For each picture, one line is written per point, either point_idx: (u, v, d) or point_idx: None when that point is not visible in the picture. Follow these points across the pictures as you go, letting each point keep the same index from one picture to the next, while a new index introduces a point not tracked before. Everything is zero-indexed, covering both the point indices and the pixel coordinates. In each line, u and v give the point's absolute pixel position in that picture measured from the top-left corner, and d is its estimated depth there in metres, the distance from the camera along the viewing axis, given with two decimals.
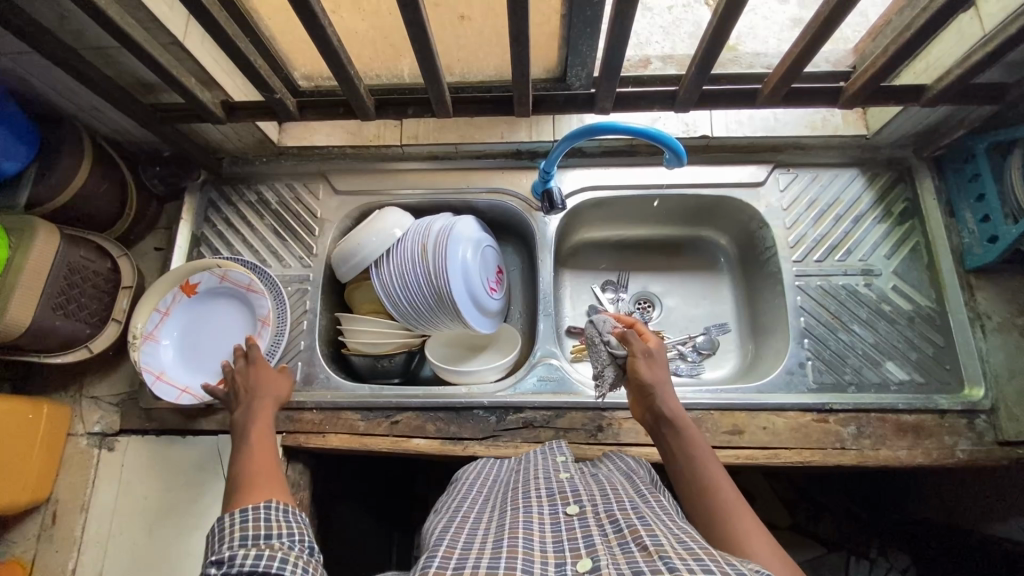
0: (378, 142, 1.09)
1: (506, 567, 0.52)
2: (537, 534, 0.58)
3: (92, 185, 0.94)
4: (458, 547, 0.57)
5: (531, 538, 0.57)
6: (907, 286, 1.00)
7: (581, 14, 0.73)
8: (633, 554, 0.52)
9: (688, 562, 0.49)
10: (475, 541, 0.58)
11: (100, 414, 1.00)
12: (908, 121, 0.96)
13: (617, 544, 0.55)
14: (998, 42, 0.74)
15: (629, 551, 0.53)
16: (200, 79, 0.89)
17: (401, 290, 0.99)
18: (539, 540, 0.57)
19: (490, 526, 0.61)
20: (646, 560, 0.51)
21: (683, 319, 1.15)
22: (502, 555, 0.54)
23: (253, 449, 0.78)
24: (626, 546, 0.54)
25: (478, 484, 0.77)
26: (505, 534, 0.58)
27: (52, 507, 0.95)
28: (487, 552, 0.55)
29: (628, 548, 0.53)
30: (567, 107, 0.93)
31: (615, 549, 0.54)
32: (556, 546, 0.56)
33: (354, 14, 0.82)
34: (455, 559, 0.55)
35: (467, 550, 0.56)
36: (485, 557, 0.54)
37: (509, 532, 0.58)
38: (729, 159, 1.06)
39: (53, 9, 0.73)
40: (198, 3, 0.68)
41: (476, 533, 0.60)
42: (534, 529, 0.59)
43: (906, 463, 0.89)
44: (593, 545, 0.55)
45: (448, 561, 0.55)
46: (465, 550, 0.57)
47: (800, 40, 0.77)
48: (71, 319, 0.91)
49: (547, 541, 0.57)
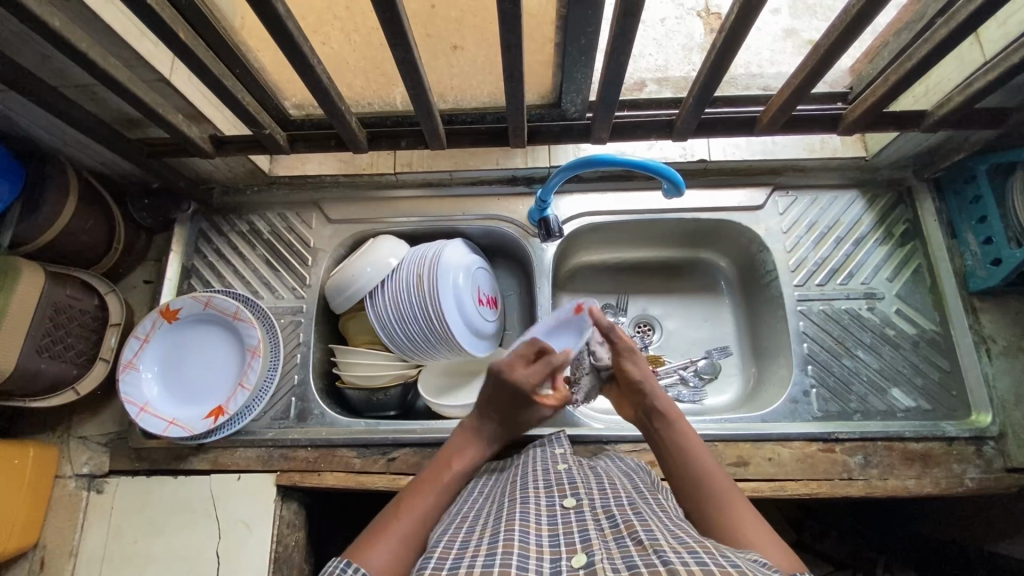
0: (372, 170, 1.07)
1: (501, 565, 0.49)
2: (533, 526, 0.55)
3: (78, 222, 0.92)
4: (454, 545, 0.55)
5: (528, 529, 0.55)
6: (910, 309, 0.99)
7: (577, 45, 0.71)
8: (628, 549, 0.50)
9: (683, 555, 0.47)
10: (471, 539, 0.55)
11: (88, 455, 0.98)
12: (909, 143, 0.95)
13: (613, 538, 0.52)
14: (1000, 69, 0.73)
15: (625, 546, 0.50)
16: (188, 114, 0.87)
17: (395, 320, 0.97)
18: (535, 532, 0.54)
19: (487, 523, 0.59)
20: (641, 555, 0.48)
21: (684, 342, 1.13)
22: (497, 551, 0.51)
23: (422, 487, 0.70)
24: (621, 542, 0.51)
25: (479, 484, 0.74)
26: (501, 527, 0.55)
27: (39, 552, 0.92)
28: (483, 550, 0.52)
29: (624, 543, 0.51)
30: (563, 137, 0.93)
31: (611, 543, 0.52)
32: (552, 540, 0.53)
33: (345, 46, 0.80)
34: (451, 559, 0.52)
35: (464, 549, 0.53)
36: (482, 555, 0.51)
37: (506, 524, 0.56)
38: (728, 182, 1.05)
39: (34, 51, 0.71)
40: (184, 46, 0.67)
41: (473, 532, 0.57)
42: (531, 520, 0.56)
43: (915, 493, 0.88)
44: (589, 540, 0.52)
45: (444, 562, 0.51)
46: (462, 549, 0.54)
47: (802, 68, 0.76)
48: (57, 360, 0.88)
49: (543, 534, 0.54)
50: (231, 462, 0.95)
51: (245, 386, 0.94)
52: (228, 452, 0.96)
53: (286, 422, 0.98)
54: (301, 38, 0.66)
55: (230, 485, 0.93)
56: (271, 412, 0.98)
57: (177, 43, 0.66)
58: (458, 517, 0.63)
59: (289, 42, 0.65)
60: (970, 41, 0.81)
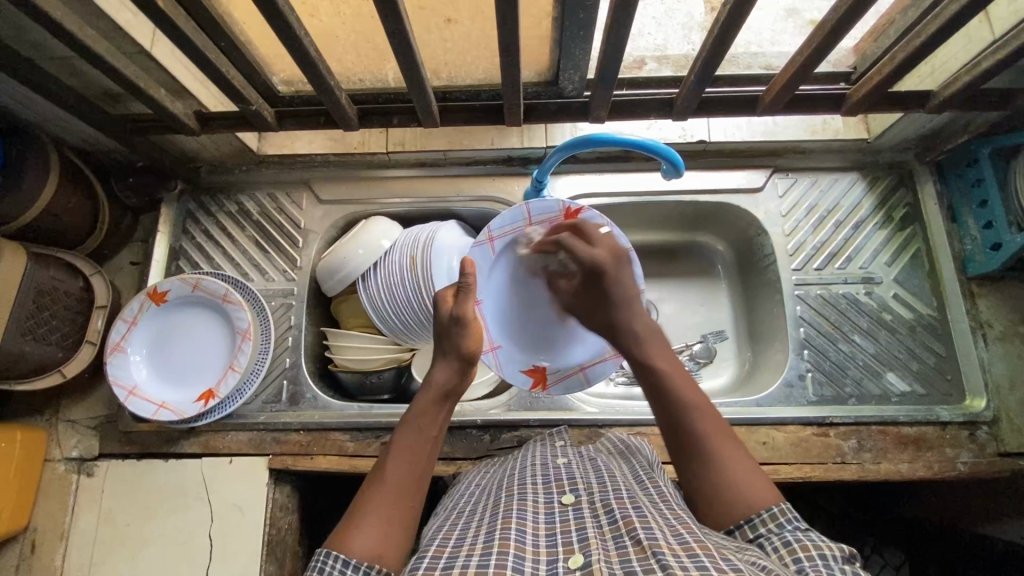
0: (363, 149, 1.04)
1: (496, 566, 0.48)
2: (530, 525, 0.55)
3: (60, 200, 0.89)
4: (447, 545, 0.54)
5: (524, 529, 0.54)
6: (908, 294, 0.98)
7: (575, 18, 0.68)
8: (626, 551, 0.49)
9: (682, 558, 0.46)
10: (465, 537, 0.55)
11: (77, 438, 0.96)
12: (913, 124, 0.93)
13: (611, 537, 0.52)
14: (1010, 48, 0.71)
15: (623, 546, 0.50)
16: (171, 88, 0.84)
17: (387, 302, 0.95)
18: (532, 532, 0.54)
19: (482, 520, 0.58)
20: (639, 558, 0.47)
21: (680, 326, 1.12)
22: (492, 551, 0.50)
23: (400, 454, 0.62)
24: (619, 541, 0.51)
25: (476, 482, 0.75)
26: (497, 526, 0.55)
27: (30, 536, 0.91)
28: (477, 549, 0.51)
29: (621, 543, 0.50)
30: (560, 115, 0.91)
31: (609, 544, 0.51)
32: (549, 540, 0.53)
33: (334, 18, 0.77)
34: (444, 558, 0.51)
35: (458, 549, 0.52)
36: (476, 554, 0.50)
37: (502, 523, 0.55)
38: (728, 163, 1.03)
39: (6, 20, 0.67)
40: (163, 17, 0.64)
41: (467, 530, 0.57)
42: (528, 520, 0.56)
43: (907, 477, 0.88)
44: (586, 539, 0.52)
45: (437, 561, 0.51)
46: (456, 548, 0.53)
47: (806, 46, 0.74)
48: (41, 343, 0.87)
49: (540, 535, 0.54)
50: (222, 446, 0.94)
51: (236, 369, 0.93)
52: (220, 436, 0.95)
53: (277, 406, 0.97)
54: (287, 10, 0.63)
55: (222, 469, 0.92)
56: (262, 395, 0.97)
57: (156, 12, 0.63)
58: (454, 515, 0.63)
59: (275, 13, 0.62)
60: (979, 19, 0.79)
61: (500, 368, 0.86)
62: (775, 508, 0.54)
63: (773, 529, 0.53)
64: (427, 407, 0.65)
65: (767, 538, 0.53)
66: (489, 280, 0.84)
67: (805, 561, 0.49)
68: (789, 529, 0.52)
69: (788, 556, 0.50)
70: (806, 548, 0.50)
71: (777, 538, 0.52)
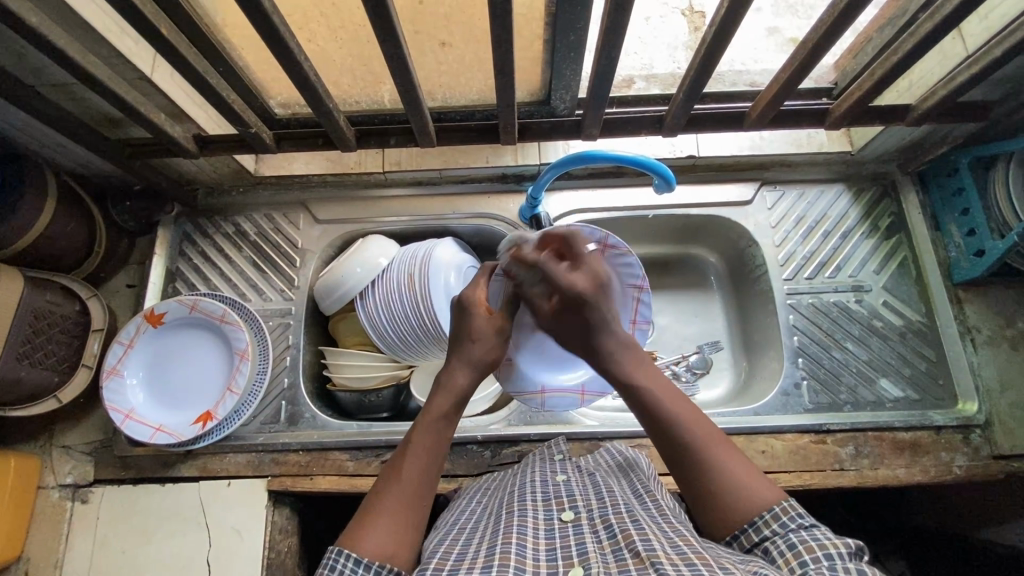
0: (359, 169, 1.06)
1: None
2: (530, 540, 0.55)
3: (57, 225, 0.89)
4: (450, 558, 0.54)
5: (524, 544, 0.54)
6: (896, 301, 1.00)
7: (565, 40, 0.70)
8: (626, 563, 0.49)
9: (680, 567, 0.46)
10: (466, 552, 0.55)
11: (72, 464, 0.95)
12: (893, 137, 0.97)
13: (610, 550, 0.52)
14: (984, 63, 0.74)
15: (622, 558, 0.50)
16: (170, 113, 0.85)
17: (387, 320, 0.96)
18: (532, 547, 0.54)
19: (484, 535, 0.59)
20: (639, 569, 0.48)
21: (677, 338, 1.13)
22: (493, 563, 0.50)
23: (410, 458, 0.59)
24: (619, 554, 0.51)
25: (475, 497, 0.75)
26: (498, 541, 0.55)
27: (23, 566, 0.89)
28: (478, 563, 0.51)
29: (621, 555, 0.51)
30: (553, 134, 0.92)
31: (608, 557, 0.51)
32: (549, 555, 0.53)
33: (330, 42, 0.79)
34: (446, 571, 0.51)
35: (460, 562, 0.52)
36: (477, 567, 0.51)
37: (503, 539, 0.55)
38: (717, 178, 1.05)
39: (8, 49, 0.69)
40: (164, 44, 0.65)
41: (470, 545, 0.57)
42: (528, 535, 0.56)
43: (905, 482, 0.89)
44: (586, 553, 0.52)
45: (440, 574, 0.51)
46: (458, 561, 0.53)
47: (790, 64, 0.76)
48: (37, 368, 0.86)
49: (540, 549, 0.54)
50: (220, 468, 0.94)
51: (234, 390, 0.93)
52: (217, 458, 0.94)
53: (276, 426, 0.96)
54: (288, 36, 0.65)
55: (220, 492, 0.91)
56: (260, 416, 0.97)
57: (160, 40, 0.65)
58: (454, 529, 0.63)
59: (275, 39, 0.64)
60: (952, 37, 0.82)
61: (593, 392, 0.91)
62: (778, 508, 0.54)
63: (778, 530, 0.53)
64: (443, 412, 0.63)
65: (772, 543, 0.52)
66: (536, 370, 0.90)
67: (811, 563, 0.48)
68: (794, 530, 0.52)
69: (794, 560, 0.49)
70: (813, 550, 0.49)
71: (783, 541, 0.51)
